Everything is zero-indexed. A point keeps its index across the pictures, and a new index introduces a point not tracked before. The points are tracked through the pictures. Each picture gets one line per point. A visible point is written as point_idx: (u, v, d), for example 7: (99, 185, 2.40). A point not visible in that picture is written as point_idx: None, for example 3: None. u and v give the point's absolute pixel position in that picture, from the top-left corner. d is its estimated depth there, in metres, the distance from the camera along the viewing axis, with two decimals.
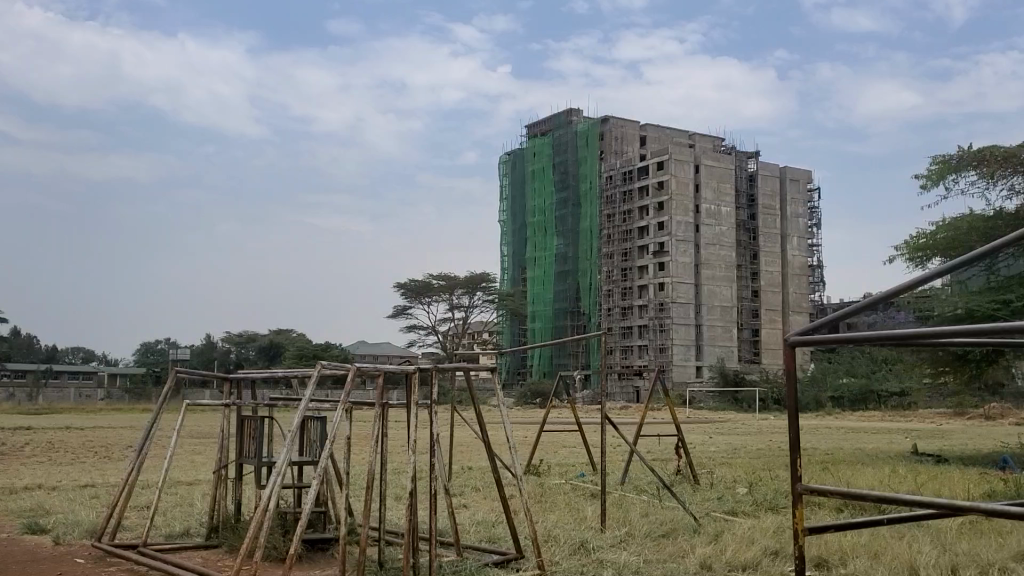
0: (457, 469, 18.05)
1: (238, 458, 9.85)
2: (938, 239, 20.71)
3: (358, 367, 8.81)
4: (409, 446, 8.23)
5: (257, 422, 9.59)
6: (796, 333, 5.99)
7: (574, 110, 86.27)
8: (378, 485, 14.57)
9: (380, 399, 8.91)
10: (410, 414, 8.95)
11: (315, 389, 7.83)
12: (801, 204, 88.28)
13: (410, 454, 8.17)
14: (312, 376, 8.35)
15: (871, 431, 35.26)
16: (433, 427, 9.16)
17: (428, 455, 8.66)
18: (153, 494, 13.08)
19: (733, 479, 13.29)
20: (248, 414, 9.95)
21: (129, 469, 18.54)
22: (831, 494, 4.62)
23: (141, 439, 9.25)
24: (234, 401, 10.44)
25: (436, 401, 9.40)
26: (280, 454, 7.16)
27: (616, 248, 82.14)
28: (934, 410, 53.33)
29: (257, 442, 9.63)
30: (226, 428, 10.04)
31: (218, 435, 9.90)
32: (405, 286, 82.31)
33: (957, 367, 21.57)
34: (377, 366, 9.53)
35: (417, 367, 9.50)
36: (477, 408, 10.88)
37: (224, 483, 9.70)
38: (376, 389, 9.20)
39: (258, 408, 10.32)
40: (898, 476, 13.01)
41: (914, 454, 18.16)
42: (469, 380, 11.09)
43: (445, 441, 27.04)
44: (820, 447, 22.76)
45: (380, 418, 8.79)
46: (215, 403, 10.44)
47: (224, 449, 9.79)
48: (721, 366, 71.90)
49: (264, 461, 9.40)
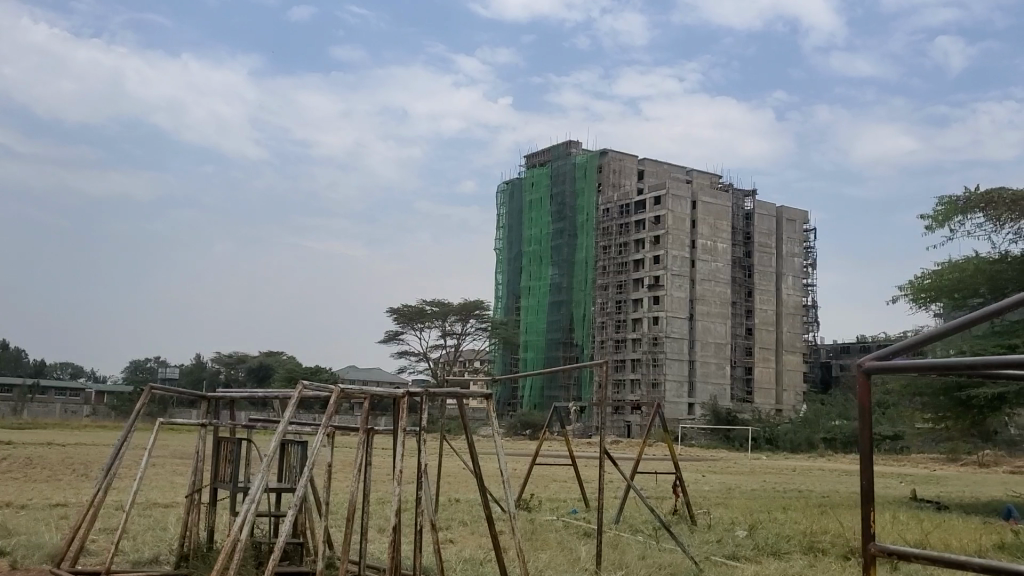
0: (444, 501, 17.61)
1: (214, 483, 9.37)
2: (943, 279, 20.36)
3: (343, 390, 8.38)
4: (396, 475, 7.76)
5: (233, 443, 9.13)
6: (871, 362, 5.25)
7: (573, 142, 86.53)
8: (362, 515, 14.13)
9: (364, 424, 8.43)
10: (399, 442, 8.47)
11: (294, 410, 7.37)
12: (797, 244, 88.37)
13: (395, 485, 7.70)
14: (294, 397, 7.92)
15: (865, 475, 34.87)
16: (420, 456, 8.70)
17: (418, 487, 8.16)
18: (126, 517, 12.58)
19: (732, 521, 12.83)
20: (226, 436, 9.48)
21: (103, 488, 18.01)
22: (914, 558, 3.84)
23: (109, 458, 8.77)
24: (212, 421, 9.98)
25: (424, 427, 8.96)
26: (255, 476, 6.72)
27: (612, 281, 81.81)
28: (927, 456, 52.91)
29: (233, 466, 9.16)
30: (203, 449, 9.56)
31: (193, 458, 9.42)
32: (397, 312, 81.83)
33: (959, 412, 21.06)
34: (364, 390, 9.09)
35: (407, 392, 9.08)
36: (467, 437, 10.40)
37: (197, 507, 9.27)
38: (361, 413, 8.72)
39: (236, 429, 9.86)
40: (902, 523, 12.57)
41: (914, 500, 17.74)
42: (460, 404, 10.65)
43: (434, 471, 26.52)
44: (815, 489, 22.42)
45: (363, 444, 8.31)
46: (191, 423, 9.97)
47: (199, 471, 9.33)
48: (713, 404, 71.48)
49: (239, 486, 8.94)
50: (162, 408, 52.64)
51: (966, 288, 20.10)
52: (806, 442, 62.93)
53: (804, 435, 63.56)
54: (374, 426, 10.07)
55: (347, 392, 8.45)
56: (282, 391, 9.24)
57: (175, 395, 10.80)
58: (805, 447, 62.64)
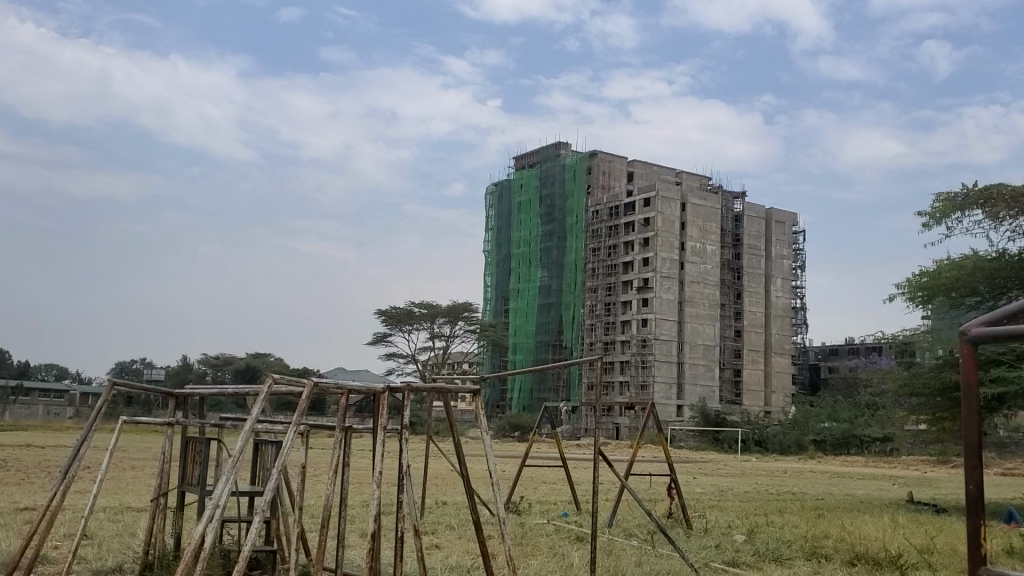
0: (430, 504, 17.20)
1: (181, 485, 8.94)
2: (941, 277, 19.99)
3: (316, 386, 7.94)
4: (376, 478, 7.35)
5: (201, 444, 8.70)
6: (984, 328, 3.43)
7: (562, 143, 86.34)
8: (344, 519, 13.70)
9: (342, 424, 7.98)
10: (381, 442, 8.04)
11: (263, 408, 6.95)
12: (786, 246, 88.22)
13: (376, 488, 7.28)
14: (261, 394, 7.49)
15: (856, 477, 34.52)
16: (404, 456, 8.26)
17: (402, 489, 7.74)
18: (93, 522, 12.08)
19: (730, 525, 12.42)
20: (194, 435, 9.06)
21: (79, 490, 17.48)
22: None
23: (66, 460, 8.33)
24: (179, 420, 9.57)
25: (408, 423, 8.53)
26: (220, 478, 6.36)
27: (601, 282, 81.04)
28: (917, 458, 52.68)
29: (200, 468, 8.70)
30: (169, 450, 9.12)
31: (160, 459, 8.98)
32: (385, 313, 81.27)
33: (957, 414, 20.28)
34: (340, 387, 8.65)
35: (386, 389, 8.64)
36: (453, 438, 9.91)
37: (163, 510, 8.89)
38: (337, 412, 8.31)
39: (206, 428, 9.44)
40: (904, 528, 12.17)
41: (912, 503, 17.33)
42: (446, 402, 10.22)
43: (421, 474, 26.07)
44: (809, 492, 22.06)
45: (340, 444, 7.90)
46: (156, 422, 9.54)
47: (165, 473, 8.89)
48: (703, 406, 71.27)
49: (206, 489, 8.51)
50: (144, 408, 51.97)
51: (964, 287, 19.82)
52: (796, 444, 62.58)
53: (794, 437, 63.22)
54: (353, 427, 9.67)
55: (321, 386, 8.03)
56: (253, 389, 8.81)
57: (143, 392, 10.34)
58: (795, 449, 62.28)
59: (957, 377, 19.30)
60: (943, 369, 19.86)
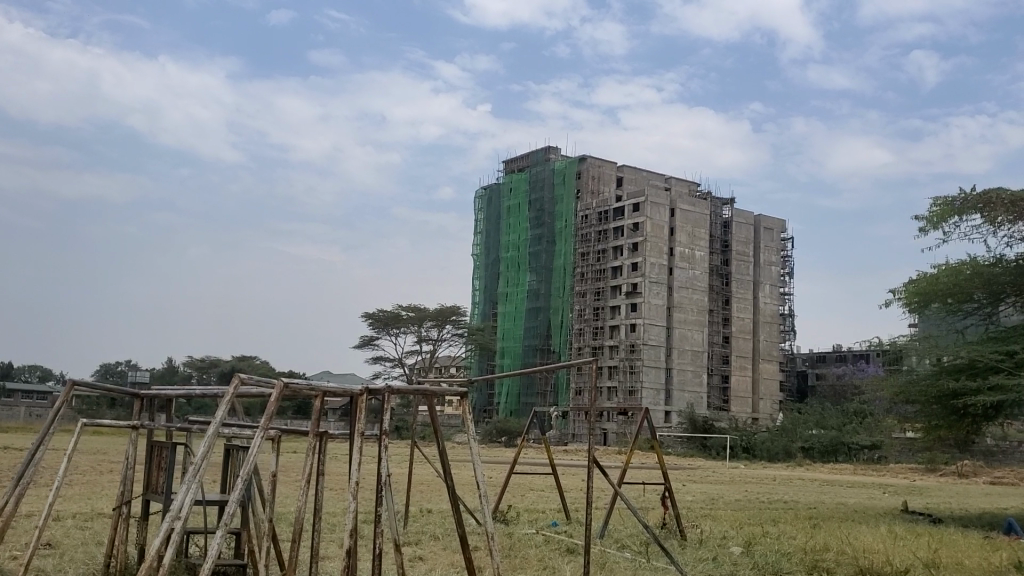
0: (415, 512, 16.78)
1: (145, 494, 8.58)
2: (939, 282, 19.67)
3: (287, 387, 7.56)
4: (352, 488, 7.01)
5: (165, 449, 8.31)
6: None
7: (551, 148, 86.15)
8: (326, 529, 13.23)
9: (315, 429, 7.59)
10: (359, 449, 7.65)
11: (227, 412, 6.66)
12: (774, 252, 88.18)
13: (352, 500, 6.98)
14: (227, 397, 7.12)
15: (847, 485, 34.14)
16: (384, 467, 7.86)
17: (384, 501, 7.38)
18: (60, 529, 11.61)
19: (726, 535, 12.01)
20: (159, 441, 8.68)
21: (50, 495, 16.95)
22: None
23: (23, 468, 7.96)
24: (144, 422, 9.25)
25: (388, 428, 8.12)
26: (183, 488, 6.08)
27: (589, 286, 80.58)
28: (905, 466, 52.53)
29: (165, 477, 8.30)
30: (133, 456, 8.77)
31: (123, 466, 8.65)
32: (373, 317, 80.79)
33: (953, 422, 19.91)
34: (317, 387, 8.25)
35: (366, 391, 8.24)
36: (440, 444, 9.48)
37: (125, 519, 8.62)
38: (312, 415, 7.89)
39: (173, 432, 9.04)
40: (903, 539, 11.79)
41: (907, 512, 16.96)
42: (430, 403, 9.84)
43: (406, 480, 25.62)
44: (802, 501, 21.68)
45: (314, 452, 7.51)
46: (123, 425, 9.22)
47: (128, 481, 8.57)
48: (691, 412, 70.98)
49: (171, 498, 8.13)
50: (125, 412, 51.16)
51: (961, 293, 19.62)
52: (784, 451, 62.27)
53: (782, 444, 62.88)
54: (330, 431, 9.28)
55: (292, 388, 7.64)
56: (221, 392, 8.43)
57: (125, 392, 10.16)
58: (783, 456, 61.93)
59: (954, 385, 18.97)
60: (939, 376, 19.53)
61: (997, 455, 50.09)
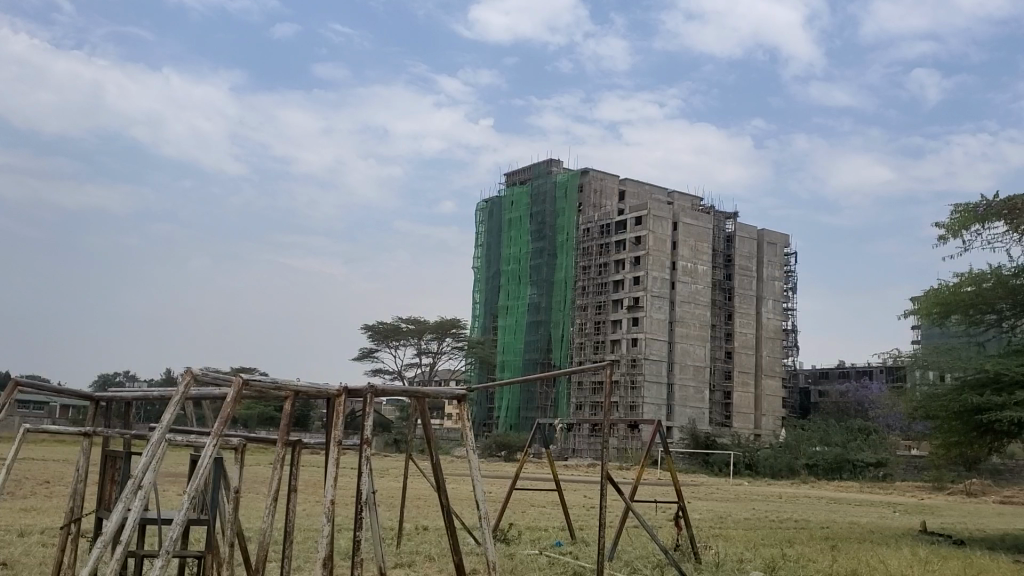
0: (412, 529, 16.15)
1: (98, 509, 8.27)
2: (962, 292, 18.98)
3: (244, 387, 7.22)
4: (328, 503, 6.70)
5: (117, 463, 7.98)
6: None
7: (553, 160, 85.44)
8: (300, 549, 12.53)
9: (283, 439, 7.41)
10: (331, 464, 7.00)
11: (175, 418, 6.84)
12: (777, 267, 87.55)
13: (324, 523, 6.60)
14: (174, 404, 7.16)
15: (855, 503, 33.23)
16: (364, 484, 7.21)
17: (364, 523, 6.82)
18: (29, 544, 11.02)
19: (744, 558, 11.24)
20: (112, 451, 8.33)
21: (27, 508, 16.20)
22: None
23: None
24: (97, 430, 8.97)
25: (370, 436, 7.46)
26: (119, 508, 6.47)
27: (591, 300, 79.87)
28: (912, 484, 51.56)
29: (117, 489, 8.03)
30: (84, 468, 8.47)
31: (74, 481, 8.36)
32: (372, 329, 80.15)
33: (973, 439, 19.16)
34: (290, 388, 7.87)
35: (342, 390, 7.74)
36: (434, 459, 8.97)
37: (73, 536, 8.36)
38: (281, 425, 7.62)
39: (128, 439, 8.60)
40: (929, 563, 11.10)
41: (927, 534, 16.23)
42: (419, 404, 9.38)
43: (403, 495, 24.86)
44: (815, 520, 20.86)
45: (281, 464, 7.38)
46: (75, 434, 8.95)
47: (78, 495, 8.27)
48: (693, 428, 70.16)
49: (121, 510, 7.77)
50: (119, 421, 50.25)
51: (985, 302, 19.00)
52: (788, 468, 61.37)
53: (785, 461, 61.94)
54: (302, 440, 8.85)
55: (251, 385, 7.27)
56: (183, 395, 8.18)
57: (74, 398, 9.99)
58: (786, 473, 61.08)
59: (978, 401, 18.10)
60: (963, 391, 18.75)
61: (1004, 474, 49.41)
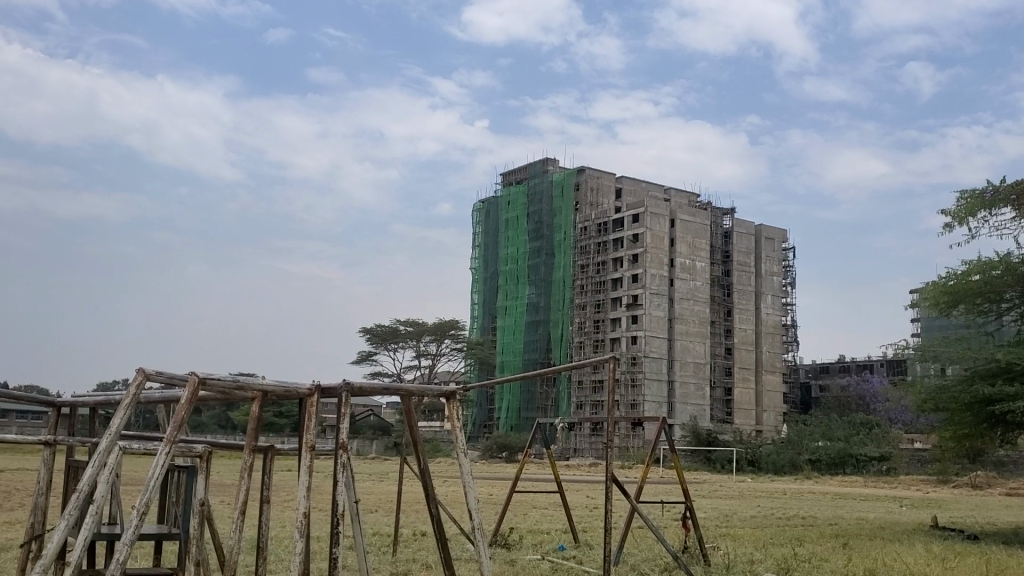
0: (409, 534, 15.82)
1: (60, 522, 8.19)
2: (971, 281, 18.60)
3: (200, 384, 7.01)
4: (299, 523, 6.77)
5: None
6: None
7: (549, 159, 85.05)
8: (285, 561, 12.19)
9: (252, 447, 7.38)
10: (303, 474, 7.02)
11: (124, 421, 6.73)
12: (776, 262, 87.14)
13: (298, 535, 6.76)
14: (128, 400, 7.00)
15: (860, 498, 32.72)
16: (339, 495, 6.95)
17: (340, 535, 6.87)
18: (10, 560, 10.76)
19: (755, 560, 10.83)
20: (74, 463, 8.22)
21: (11, 522, 15.80)
22: None
23: None
24: (58, 439, 8.81)
25: (347, 440, 7.21)
26: (71, 525, 6.39)
27: (589, 299, 79.40)
28: (917, 478, 51.23)
29: None
30: (45, 480, 8.34)
31: (35, 493, 8.24)
32: (370, 332, 79.79)
33: (983, 430, 18.77)
34: (264, 386, 7.74)
35: (313, 390, 7.60)
36: (421, 463, 8.94)
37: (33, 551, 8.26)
38: (249, 431, 7.58)
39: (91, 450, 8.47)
40: (947, 560, 10.70)
41: (939, 529, 15.86)
42: (405, 404, 9.10)
43: (403, 500, 24.43)
44: (822, 517, 20.43)
45: (249, 472, 7.32)
46: (35, 442, 8.76)
47: (38, 510, 8.17)
48: (695, 426, 69.72)
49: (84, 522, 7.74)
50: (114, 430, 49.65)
51: (995, 291, 18.64)
52: (791, 464, 60.95)
53: (788, 457, 61.51)
54: (270, 449, 8.89)
55: (208, 385, 7.01)
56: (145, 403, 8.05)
57: (36, 402, 9.78)
58: (789, 469, 60.70)
59: (989, 392, 17.75)
60: (972, 381, 18.44)
61: (1008, 465, 49.11)
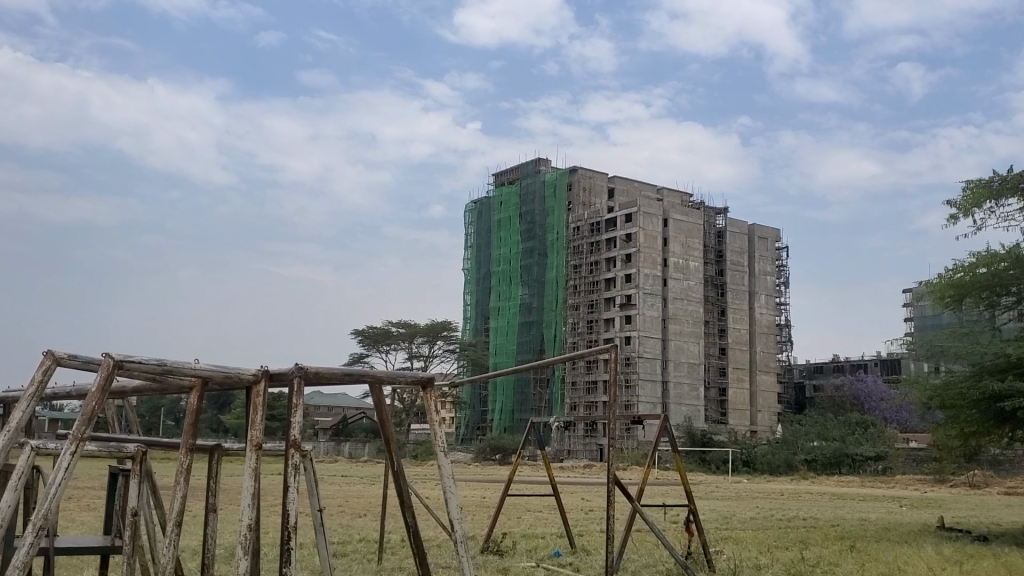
0: (396, 541, 15.35)
1: None
2: (978, 274, 18.22)
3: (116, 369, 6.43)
4: (241, 530, 6.36)
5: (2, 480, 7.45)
6: None
7: (541, 160, 84.53)
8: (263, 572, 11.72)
9: (188, 445, 6.94)
10: (246, 478, 6.53)
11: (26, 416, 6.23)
12: (769, 261, 86.85)
13: (242, 550, 6.32)
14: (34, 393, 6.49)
15: (858, 499, 32.21)
16: (290, 504, 6.41)
17: (290, 542, 6.35)
18: None
19: (765, 564, 10.32)
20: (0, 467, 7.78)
21: None
22: None
23: None
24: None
25: (298, 437, 6.67)
26: None
27: (583, 299, 78.97)
28: (913, 478, 50.91)
29: None
30: None
31: None
32: (361, 334, 79.20)
33: (989, 427, 18.27)
34: (207, 374, 7.23)
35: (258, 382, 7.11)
36: (395, 464, 8.43)
37: None
38: (186, 426, 7.10)
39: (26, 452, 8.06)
40: (964, 563, 10.23)
41: (943, 528, 15.41)
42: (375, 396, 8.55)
43: (394, 504, 23.82)
44: (823, 517, 19.93)
45: (185, 475, 6.89)
46: None
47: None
48: (689, 426, 69.23)
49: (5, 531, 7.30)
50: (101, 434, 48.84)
51: (1001, 284, 18.23)
52: (786, 463, 60.45)
53: (784, 456, 61.01)
54: (215, 451, 8.51)
55: (125, 369, 6.39)
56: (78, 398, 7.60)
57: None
58: (785, 469, 60.17)
59: (995, 388, 17.32)
60: (980, 377, 18.05)
61: (1005, 464, 48.80)
